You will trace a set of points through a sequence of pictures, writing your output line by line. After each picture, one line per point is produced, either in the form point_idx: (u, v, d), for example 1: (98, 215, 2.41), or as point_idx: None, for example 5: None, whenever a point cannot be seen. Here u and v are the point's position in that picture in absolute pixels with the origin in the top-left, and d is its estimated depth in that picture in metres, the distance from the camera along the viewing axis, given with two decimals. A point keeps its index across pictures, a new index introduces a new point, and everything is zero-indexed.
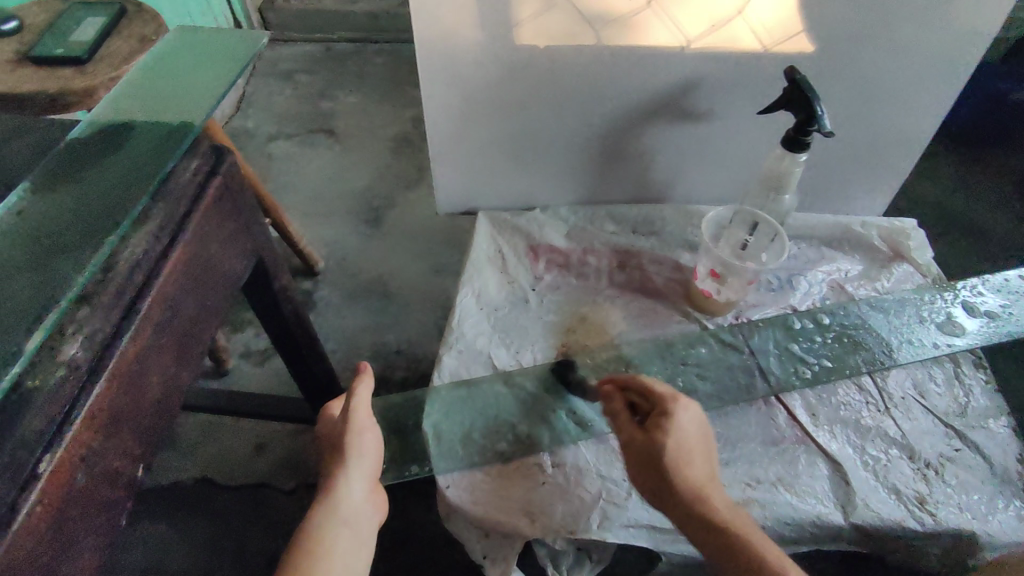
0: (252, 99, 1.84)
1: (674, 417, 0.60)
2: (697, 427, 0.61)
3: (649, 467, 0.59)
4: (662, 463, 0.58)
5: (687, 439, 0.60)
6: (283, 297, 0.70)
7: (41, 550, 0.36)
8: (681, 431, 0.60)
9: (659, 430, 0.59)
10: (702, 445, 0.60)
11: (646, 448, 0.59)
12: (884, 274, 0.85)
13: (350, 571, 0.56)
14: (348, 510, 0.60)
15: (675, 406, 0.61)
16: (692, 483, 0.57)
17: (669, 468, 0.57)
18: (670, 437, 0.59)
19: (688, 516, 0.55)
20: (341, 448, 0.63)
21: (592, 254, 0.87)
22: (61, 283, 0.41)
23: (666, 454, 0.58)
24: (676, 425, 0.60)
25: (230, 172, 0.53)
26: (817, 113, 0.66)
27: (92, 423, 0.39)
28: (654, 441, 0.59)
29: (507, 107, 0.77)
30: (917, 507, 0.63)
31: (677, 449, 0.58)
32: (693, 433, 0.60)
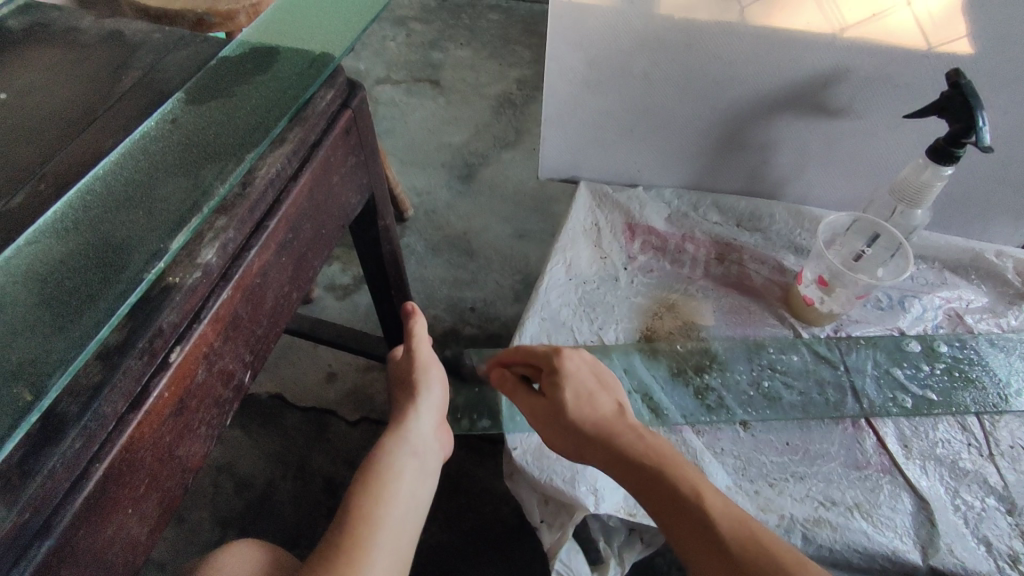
0: (366, 42, 1.87)
1: (562, 364, 0.62)
2: (584, 370, 0.62)
3: (552, 421, 0.59)
4: (574, 419, 0.58)
5: (586, 388, 0.60)
6: (384, 236, 0.72)
7: (165, 430, 0.39)
8: (570, 380, 0.61)
9: (554, 389, 0.60)
10: (602, 390, 0.60)
11: (550, 412, 0.60)
12: (1012, 311, 0.77)
13: (418, 495, 0.58)
14: (417, 440, 0.63)
15: (558, 358, 0.62)
16: (596, 425, 0.56)
17: (565, 416, 0.58)
18: (563, 392, 0.60)
19: (624, 469, 0.53)
20: (410, 384, 0.68)
21: (691, 242, 0.85)
22: (205, 191, 0.44)
23: (573, 411, 0.58)
24: (565, 375, 0.61)
25: (360, 107, 0.56)
26: (978, 124, 0.61)
27: (217, 324, 0.43)
28: (556, 401, 0.60)
29: (630, 78, 0.75)
30: (1007, 564, 0.59)
31: (579, 403, 0.59)
32: (585, 379, 0.61)
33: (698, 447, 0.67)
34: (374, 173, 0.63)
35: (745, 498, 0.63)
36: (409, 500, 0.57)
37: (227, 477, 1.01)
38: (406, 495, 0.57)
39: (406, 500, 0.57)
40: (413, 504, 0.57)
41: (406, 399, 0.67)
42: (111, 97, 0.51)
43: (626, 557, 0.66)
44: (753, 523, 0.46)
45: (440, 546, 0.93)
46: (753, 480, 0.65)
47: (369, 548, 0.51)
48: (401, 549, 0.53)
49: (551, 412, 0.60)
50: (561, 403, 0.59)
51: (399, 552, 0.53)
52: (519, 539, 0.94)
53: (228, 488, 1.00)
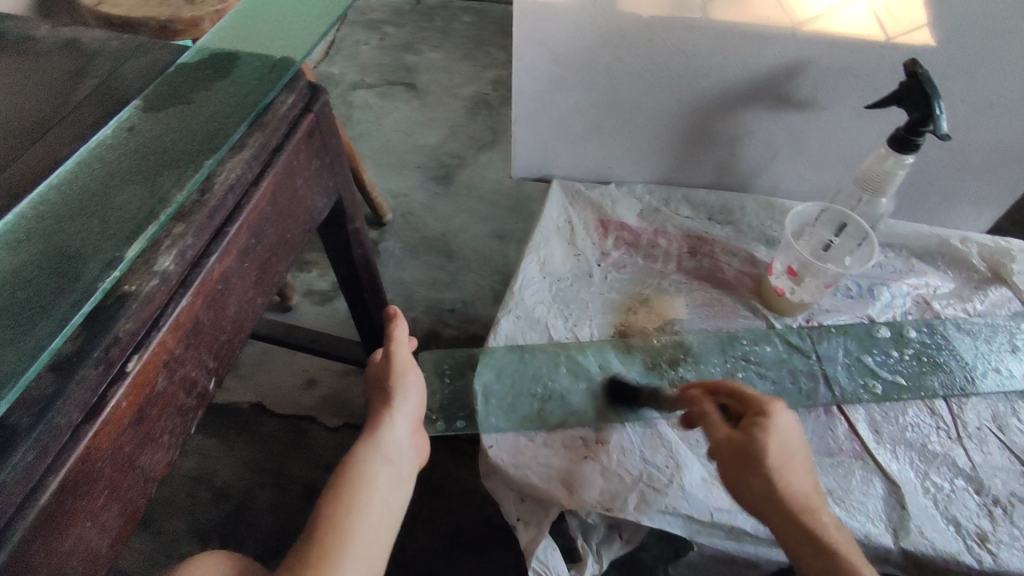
0: (339, 46, 1.86)
1: (776, 418, 0.58)
2: (795, 428, 0.59)
3: (746, 465, 0.56)
4: (795, 485, 0.55)
5: (787, 444, 0.57)
6: (354, 239, 0.72)
7: (124, 441, 0.39)
8: (784, 434, 0.57)
9: (762, 434, 0.56)
10: (800, 448, 0.58)
11: (744, 458, 0.56)
12: (978, 295, 0.79)
13: (391, 504, 0.57)
14: (392, 446, 0.61)
15: (777, 408, 0.59)
16: (800, 496, 0.55)
17: (777, 476, 0.55)
18: (776, 444, 0.56)
19: (804, 543, 0.52)
20: (387, 388, 0.66)
21: (663, 237, 0.85)
22: (162, 198, 0.43)
23: (779, 470, 0.55)
24: (781, 428, 0.58)
25: (322, 110, 0.56)
26: (935, 112, 0.62)
27: (177, 331, 0.42)
28: (757, 446, 0.56)
29: (597, 75, 0.75)
30: (975, 543, 0.60)
31: (782, 459, 0.56)
32: (789, 434, 0.58)
33: (675, 438, 0.67)
34: (341, 176, 0.63)
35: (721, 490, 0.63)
36: (381, 509, 0.56)
37: (206, 488, 1.00)
38: (377, 505, 0.56)
39: (378, 509, 0.56)
40: (386, 513, 0.56)
41: (382, 403, 0.65)
42: (65, 107, 0.50)
43: (604, 554, 0.67)
44: None
45: (422, 550, 0.93)
46: None
47: (334, 563, 0.50)
48: (372, 560, 0.52)
49: (749, 459, 0.56)
50: (769, 456, 0.55)
51: (369, 564, 0.52)
52: (503, 538, 0.94)
53: (208, 499, 0.99)
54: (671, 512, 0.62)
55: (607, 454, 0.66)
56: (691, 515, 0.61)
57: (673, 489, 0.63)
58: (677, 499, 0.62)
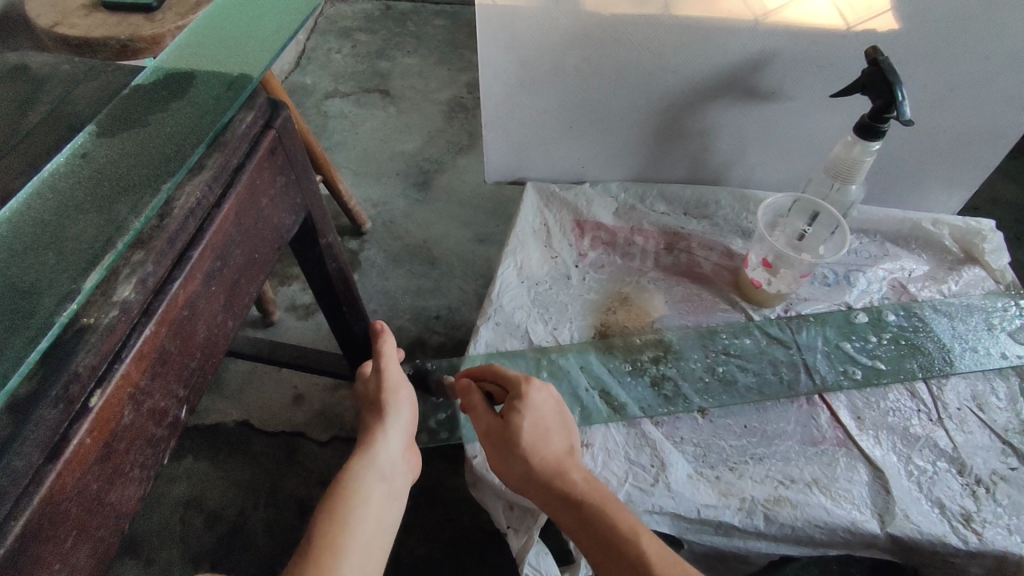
0: (311, 55, 1.84)
1: (526, 398, 0.59)
2: (550, 406, 0.61)
3: (500, 445, 0.58)
4: (544, 458, 0.56)
5: (542, 422, 0.59)
6: (327, 253, 0.71)
7: (90, 478, 0.38)
8: (534, 413, 0.59)
9: (515, 416, 0.58)
10: (557, 426, 0.60)
11: (500, 437, 0.59)
12: (951, 277, 0.80)
13: (384, 522, 0.56)
14: (384, 462, 0.60)
15: (528, 387, 0.60)
16: (549, 462, 0.56)
17: (521, 447, 0.57)
18: (524, 423, 0.58)
19: (563, 510, 0.54)
20: (378, 403, 0.64)
21: (639, 235, 0.85)
22: (119, 226, 0.42)
23: (528, 448, 0.57)
24: (528, 404, 0.59)
25: (284, 127, 0.55)
26: (898, 99, 0.62)
27: (142, 362, 0.41)
28: (511, 429, 0.58)
29: (564, 76, 0.75)
30: (960, 524, 0.61)
31: (534, 436, 0.58)
32: (546, 414, 0.60)
33: (658, 437, 0.68)
34: (308, 191, 0.62)
35: (707, 485, 0.64)
36: (375, 527, 0.55)
37: (198, 511, 0.99)
38: (371, 523, 0.55)
39: (372, 527, 0.55)
40: (380, 530, 0.56)
41: (373, 418, 0.64)
42: (18, 136, 0.49)
43: None
44: None
45: (419, 559, 0.92)
46: (713, 465, 0.66)
47: None
48: None
49: (502, 436, 0.58)
50: (519, 436, 0.57)
51: None
52: (500, 544, 0.93)
53: (198, 522, 0.98)
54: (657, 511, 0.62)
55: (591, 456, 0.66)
56: (679, 513, 0.61)
57: (659, 488, 0.63)
58: (662, 498, 0.62)
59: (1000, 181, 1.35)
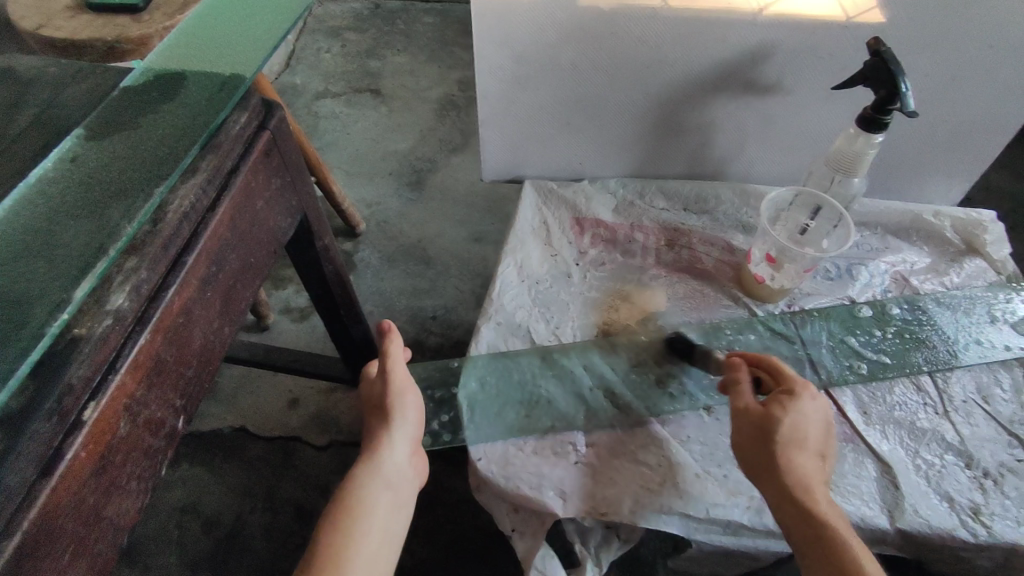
0: (300, 55, 1.82)
1: (800, 401, 0.57)
2: (822, 416, 0.57)
3: (759, 443, 0.56)
4: (802, 466, 0.54)
5: (811, 430, 0.56)
6: (324, 256, 0.70)
7: (86, 493, 0.37)
8: (804, 419, 0.56)
9: (781, 412, 0.56)
10: (822, 436, 0.57)
11: (759, 432, 0.56)
12: (953, 268, 0.80)
13: (390, 535, 0.55)
14: (390, 472, 0.58)
15: (804, 392, 0.58)
16: (796, 468, 0.54)
17: (786, 448, 0.55)
18: (799, 427, 0.56)
19: (789, 515, 0.52)
20: (384, 409, 0.61)
21: (639, 231, 0.84)
22: (112, 231, 0.41)
23: (786, 449, 0.55)
24: (799, 406, 0.57)
25: (280, 128, 0.54)
26: (901, 90, 0.61)
27: (137, 372, 0.40)
28: (772, 430, 0.55)
29: (562, 71, 0.74)
30: (969, 517, 0.60)
31: (799, 443, 0.55)
32: (814, 421, 0.57)
33: (665, 436, 0.66)
34: (304, 194, 0.61)
35: (715, 484, 0.63)
36: (379, 543, 0.53)
37: (195, 519, 0.97)
38: (375, 537, 0.53)
39: (376, 541, 0.53)
40: (384, 545, 0.54)
41: (379, 424, 0.61)
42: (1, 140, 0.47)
43: (602, 557, 0.65)
44: None
45: (422, 562, 0.91)
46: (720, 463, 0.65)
47: None
48: None
49: (760, 433, 0.56)
50: (783, 439, 0.55)
51: None
52: (503, 545, 0.92)
53: (196, 530, 0.96)
54: (668, 512, 0.61)
55: (597, 456, 0.65)
56: (688, 513, 0.60)
57: (667, 487, 0.62)
58: (671, 497, 0.61)
59: (993, 171, 1.35)
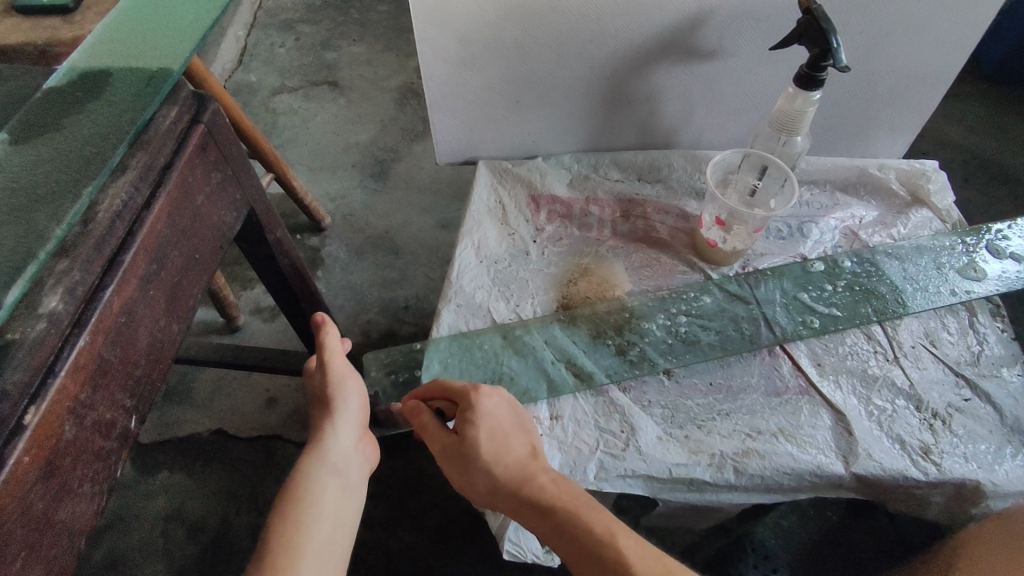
0: (254, 51, 1.78)
1: (477, 405, 0.58)
2: (503, 409, 0.60)
3: (465, 464, 0.57)
4: (515, 461, 0.56)
5: (498, 429, 0.58)
6: (278, 249, 0.69)
7: (34, 498, 0.37)
8: (483, 417, 0.58)
9: (470, 428, 0.57)
10: (518, 432, 0.59)
11: (458, 450, 0.58)
12: (900, 220, 0.82)
13: (342, 515, 0.55)
14: (337, 458, 0.58)
15: (475, 395, 0.59)
16: (511, 468, 0.55)
17: (484, 458, 0.56)
18: (478, 430, 0.57)
19: (536, 518, 0.53)
20: (325, 400, 0.62)
21: (595, 205, 0.85)
22: (40, 234, 0.40)
23: (488, 455, 0.56)
24: (482, 412, 0.58)
25: (214, 121, 0.53)
26: (833, 46, 0.62)
27: (79, 374, 0.40)
28: (467, 444, 0.57)
29: (504, 48, 0.74)
30: (920, 456, 0.63)
31: (493, 444, 0.57)
32: (500, 421, 0.58)
33: (626, 402, 0.68)
34: (248, 186, 0.60)
35: (676, 445, 0.64)
36: (333, 526, 0.53)
37: (178, 524, 0.97)
38: (329, 518, 0.54)
39: (330, 522, 0.53)
40: (339, 527, 0.54)
41: (321, 414, 0.61)
42: None
43: None
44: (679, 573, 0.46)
45: (408, 548, 0.92)
46: (682, 425, 0.66)
47: None
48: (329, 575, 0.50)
49: (461, 451, 0.57)
50: (475, 449, 0.56)
51: None
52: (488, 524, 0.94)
53: (180, 535, 0.96)
54: (630, 475, 0.62)
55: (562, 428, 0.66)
56: (651, 475, 0.62)
57: (630, 452, 0.63)
58: (634, 461, 0.63)
59: (945, 125, 1.38)
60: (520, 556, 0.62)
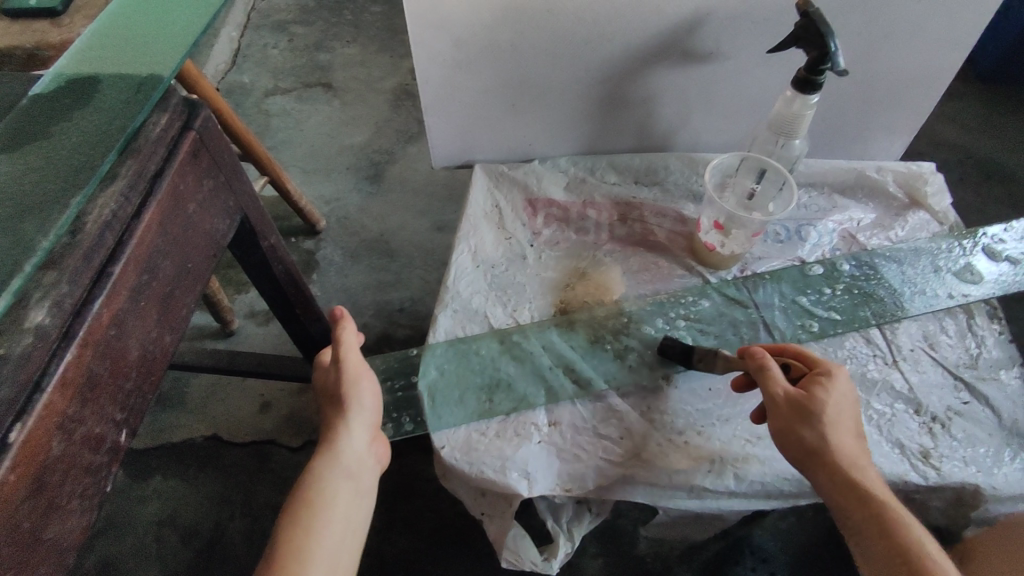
0: (247, 52, 1.77)
1: (835, 378, 0.58)
2: (844, 386, 0.59)
3: (805, 420, 0.56)
4: (845, 444, 0.55)
5: (842, 400, 0.57)
6: (272, 255, 0.68)
7: (21, 516, 0.36)
8: (840, 390, 0.58)
9: (824, 390, 0.57)
10: (851, 408, 0.58)
11: (803, 409, 0.56)
12: (898, 222, 0.82)
13: (352, 522, 0.54)
14: (350, 461, 0.57)
15: (837, 369, 0.59)
16: (840, 438, 0.55)
17: (828, 419, 0.55)
18: (833, 399, 0.56)
19: (851, 488, 0.53)
20: (339, 398, 0.60)
21: (592, 207, 0.84)
22: (27, 246, 0.39)
23: (832, 421, 0.55)
24: (836, 381, 0.58)
25: (206, 127, 0.52)
26: (830, 49, 0.62)
27: (67, 388, 0.39)
28: (817, 401, 0.56)
29: (500, 51, 0.73)
30: (919, 460, 0.63)
31: (834, 411, 0.56)
32: (850, 393, 0.58)
33: (625, 408, 0.67)
34: (241, 193, 0.59)
35: (676, 452, 0.64)
36: (342, 533, 0.53)
37: (172, 531, 0.96)
38: (338, 526, 0.53)
39: (340, 530, 0.53)
40: (348, 535, 0.53)
41: (335, 414, 0.60)
42: None
43: (574, 532, 0.67)
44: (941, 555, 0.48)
45: (405, 553, 0.91)
46: (682, 431, 0.66)
47: None
48: None
49: (808, 408, 0.56)
50: (826, 413, 0.55)
51: None
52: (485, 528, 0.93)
53: (174, 542, 0.95)
54: (631, 483, 0.63)
55: (560, 435, 0.65)
56: (652, 482, 0.62)
57: (629, 460, 0.63)
58: (634, 469, 0.63)
59: (939, 126, 1.38)
60: (517, 564, 0.64)
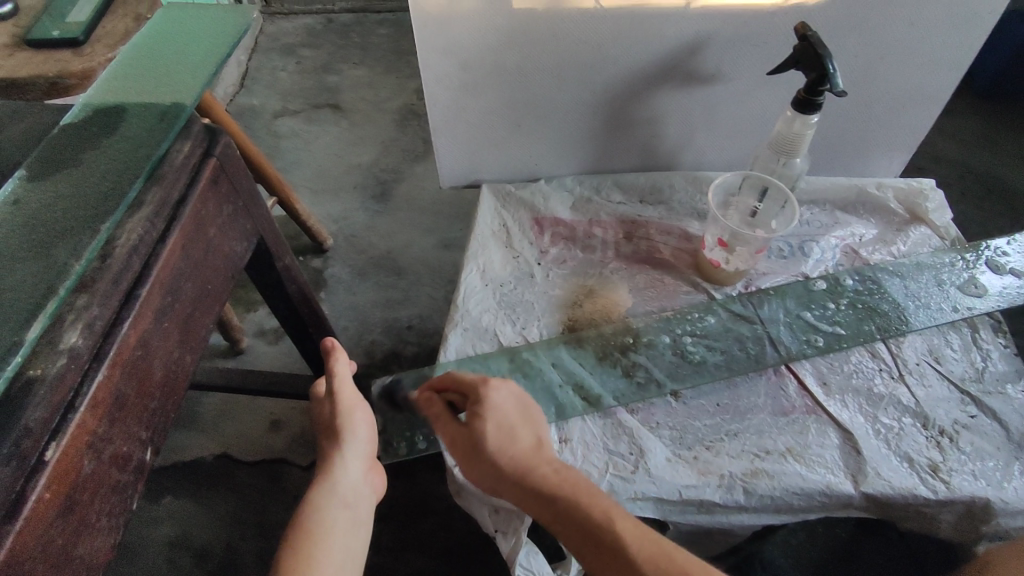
0: (255, 75, 1.81)
1: (488, 399, 0.60)
2: (510, 402, 0.61)
3: (472, 455, 0.59)
4: (512, 455, 0.58)
5: (507, 423, 0.60)
6: (286, 275, 0.70)
7: (54, 534, 0.37)
8: (494, 411, 0.60)
9: (477, 421, 0.59)
10: (524, 424, 0.61)
11: (467, 442, 0.60)
12: (900, 237, 0.83)
13: (350, 551, 0.55)
14: (346, 491, 0.58)
15: (484, 389, 0.61)
16: (514, 458, 0.57)
17: (480, 447, 0.58)
18: (488, 426, 0.59)
19: (540, 504, 0.55)
20: (334, 429, 0.61)
21: (598, 226, 0.86)
22: (60, 270, 0.41)
23: (494, 446, 0.58)
24: (489, 406, 0.60)
25: (225, 154, 0.54)
26: (829, 71, 0.64)
27: (97, 408, 0.40)
28: (475, 435, 0.59)
29: (507, 74, 0.75)
30: (929, 475, 0.63)
31: (499, 438, 0.59)
32: (508, 413, 0.60)
33: (635, 424, 0.68)
34: (258, 216, 0.61)
35: (686, 467, 0.64)
36: (342, 562, 0.54)
37: (184, 551, 0.96)
38: (337, 555, 0.54)
39: (339, 560, 0.54)
40: (347, 564, 0.54)
41: (329, 445, 0.61)
42: None
43: None
44: (666, 544, 0.49)
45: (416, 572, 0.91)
46: (690, 446, 0.66)
47: None
48: None
49: (469, 443, 0.59)
50: (483, 438, 0.58)
51: None
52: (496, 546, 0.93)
53: (187, 562, 0.95)
54: (641, 498, 0.62)
55: (571, 451, 0.66)
56: (662, 497, 0.62)
57: (639, 474, 0.63)
58: (644, 484, 0.63)
59: (939, 140, 1.40)
60: None
